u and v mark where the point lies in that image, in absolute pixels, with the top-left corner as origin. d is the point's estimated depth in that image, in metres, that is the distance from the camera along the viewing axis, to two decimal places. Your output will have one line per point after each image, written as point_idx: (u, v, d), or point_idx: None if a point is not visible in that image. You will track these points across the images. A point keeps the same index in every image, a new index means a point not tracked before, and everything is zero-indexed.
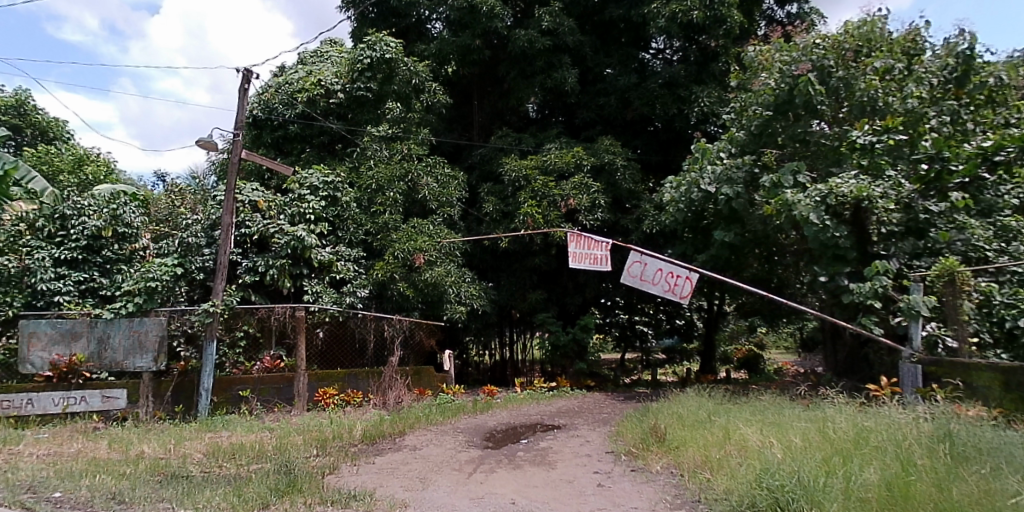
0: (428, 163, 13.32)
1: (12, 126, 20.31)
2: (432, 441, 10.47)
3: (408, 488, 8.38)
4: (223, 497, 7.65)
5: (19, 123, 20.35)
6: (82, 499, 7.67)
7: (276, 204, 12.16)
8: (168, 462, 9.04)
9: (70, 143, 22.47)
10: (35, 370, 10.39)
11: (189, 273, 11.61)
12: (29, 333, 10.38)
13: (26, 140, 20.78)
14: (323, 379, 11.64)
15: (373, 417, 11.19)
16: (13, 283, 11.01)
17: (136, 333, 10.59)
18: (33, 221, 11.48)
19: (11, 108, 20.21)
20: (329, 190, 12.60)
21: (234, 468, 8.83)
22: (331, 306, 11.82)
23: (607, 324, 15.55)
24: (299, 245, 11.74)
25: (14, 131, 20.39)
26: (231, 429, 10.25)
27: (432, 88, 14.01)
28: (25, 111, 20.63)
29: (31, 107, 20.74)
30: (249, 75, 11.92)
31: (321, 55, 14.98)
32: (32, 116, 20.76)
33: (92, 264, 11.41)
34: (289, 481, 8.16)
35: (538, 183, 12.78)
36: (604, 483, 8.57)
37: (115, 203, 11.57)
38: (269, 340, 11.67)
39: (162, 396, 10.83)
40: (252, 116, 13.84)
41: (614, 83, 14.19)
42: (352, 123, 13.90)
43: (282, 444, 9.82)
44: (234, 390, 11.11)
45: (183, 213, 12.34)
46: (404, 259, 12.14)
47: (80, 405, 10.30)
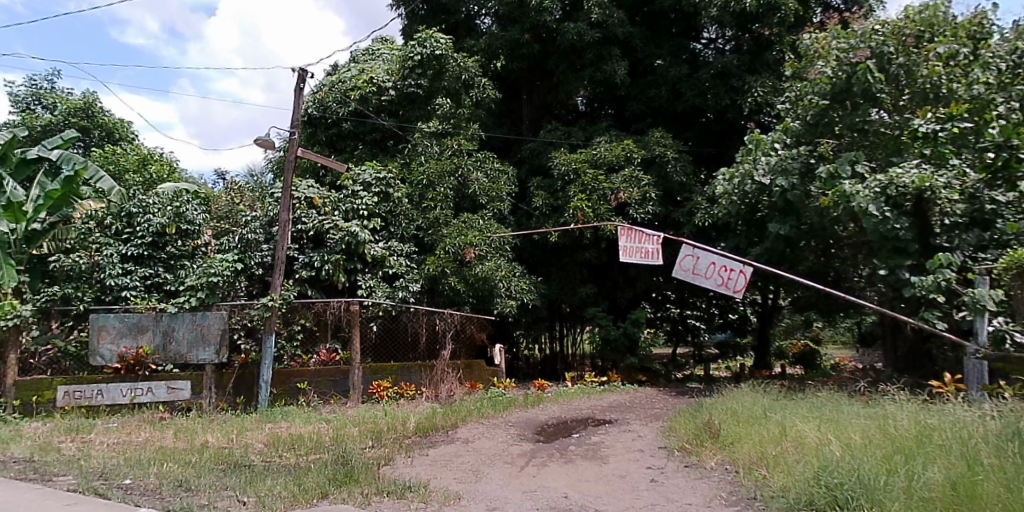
0: (478, 158, 13.41)
1: (81, 127, 21.17)
2: (484, 434, 10.55)
3: (462, 480, 8.48)
4: (284, 486, 7.88)
5: (87, 124, 21.18)
6: (151, 486, 7.99)
7: (331, 200, 12.41)
8: (231, 451, 9.34)
9: (136, 143, 23.32)
10: (104, 362, 10.80)
11: (249, 268, 11.92)
12: (98, 327, 10.80)
13: (94, 141, 21.61)
14: (377, 371, 11.84)
15: (426, 410, 11.34)
16: (85, 277, 11.63)
17: (199, 327, 10.94)
18: (102, 219, 12.02)
19: (80, 110, 21.08)
20: (382, 186, 12.77)
21: (293, 458, 9.07)
22: (384, 300, 12.01)
23: (658, 319, 15.42)
24: (353, 241, 11.96)
25: (84, 133, 21.26)
26: (290, 421, 10.53)
27: (481, 83, 14.04)
28: (93, 113, 21.46)
29: (99, 109, 21.59)
30: (304, 75, 12.20)
31: (372, 53, 15.19)
32: (99, 118, 21.57)
33: (157, 260, 11.81)
34: (346, 471, 8.36)
35: (589, 177, 12.72)
36: (657, 478, 8.53)
37: (178, 201, 12.00)
38: (325, 334, 11.91)
39: (223, 387, 11.16)
40: (307, 115, 14.15)
41: (665, 75, 14.07)
42: (405, 119, 14.12)
43: (339, 435, 10.05)
44: (292, 382, 11.38)
45: (242, 210, 12.63)
46: (455, 254, 12.30)
47: (147, 396, 10.72)
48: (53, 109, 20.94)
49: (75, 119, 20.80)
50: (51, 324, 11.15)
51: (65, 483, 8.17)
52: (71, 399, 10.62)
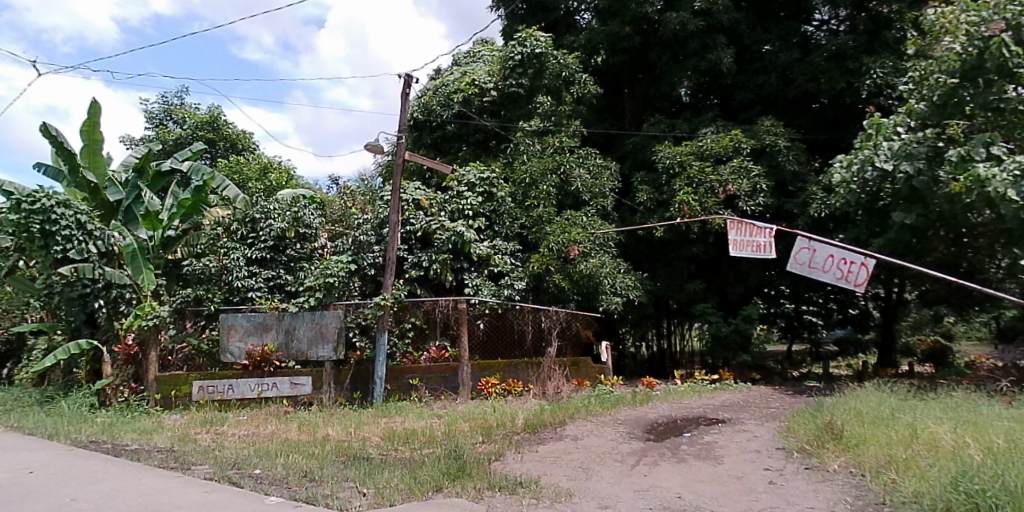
0: (580, 154, 13.35)
1: (208, 140, 22.59)
2: (593, 431, 10.48)
3: (572, 477, 8.47)
4: (401, 478, 8.14)
5: (213, 136, 22.58)
6: (279, 476, 8.45)
7: (437, 202, 12.70)
8: (350, 444, 9.74)
9: (257, 152, 24.70)
10: (234, 359, 11.47)
11: (362, 269, 12.35)
12: (228, 326, 11.48)
13: (220, 152, 22.97)
14: (485, 368, 11.98)
15: (534, 406, 11.41)
16: (214, 280, 12.35)
17: (318, 325, 11.53)
18: (229, 224, 12.72)
19: (207, 123, 22.54)
20: (486, 186, 13.02)
21: (408, 452, 9.35)
22: (491, 298, 12.18)
23: (772, 315, 14.84)
24: (459, 241, 12.19)
25: (210, 145, 22.70)
26: (404, 415, 10.88)
27: (582, 79, 13.97)
28: (218, 126, 22.86)
29: (223, 122, 23.00)
30: (409, 80, 12.54)
31: (474, 55, 15.51)
32: (224, 130, 22.97)
33: (279, 263, 12.48)
34: (460, 466, 8.52)
35: (694, 169, 12.43)
36: (776, 480, 8.18)
37: (297, 206, 12.65)
38: (434, 332, 12.19)
39: (342, 383, 11.65)
40: (414, 119, 14.67)
41: (774, 60, 13.54)
42: (505, 120, 14.20)
43: (450, 430, 10.28)
44: (405, 379, 11.73)
45: (355, 213, 13.15)
46: (559, 251, 12.27)
47: (272, 391, 11.35)
48: (184, 124, 22.46)
49: (203, 133, 22.26)
50: (186, 324, 11.95)
51: (203, 471, 8.78)
52: (205, 394, 11.30)
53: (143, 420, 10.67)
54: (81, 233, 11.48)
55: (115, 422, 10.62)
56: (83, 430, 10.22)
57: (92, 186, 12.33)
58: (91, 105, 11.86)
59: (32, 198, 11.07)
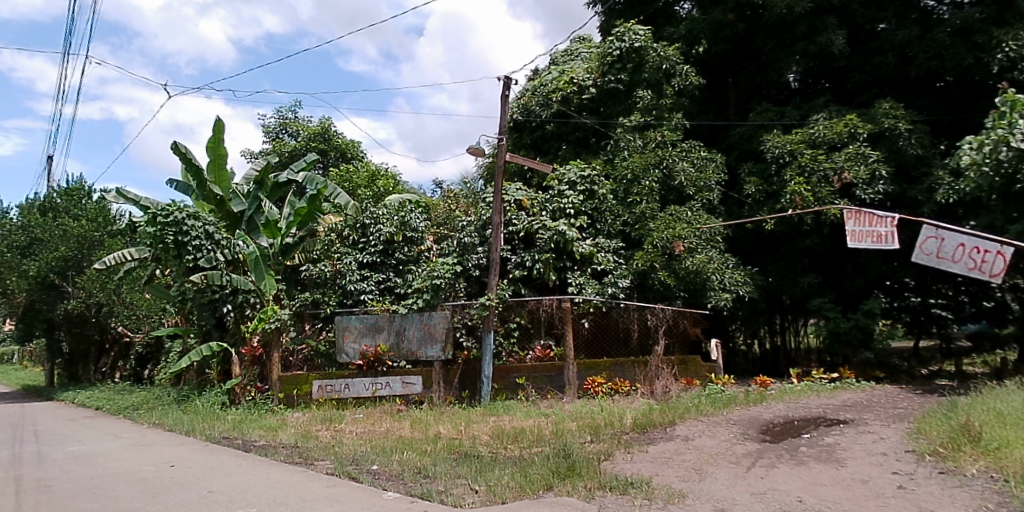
0: (683, 147, 13.07)
1: (321, 150, 23.70)
2: (704, 432, 10.20)
3: (684, 478, 8.28)
4: (511, 476, 8.23)
5: (325, 146, 23.66)
6: (394, 472, 8.73)
7: (538, 201, 12.81)
8: (460, 442, 9.93)
9: (365, 160, 25.68)
10: (349, 359, 11.94)
11: (466, 270, 12.60)
12: (343, 327, 11.97)
13: (331, 162, 24.04)
14: (591, 367, 11.83)
15: (642, 406, 11.23)
16: (329, 284, 12.85)
17: (426, 326, 11.83)
18: (341, 231, 13.27)
19: (318, 135, 23.64)
20: (588, 184, 12.93)
21: (517, 450, 9.43)
22: (595, 297, 12.06)
23: (896, 309, 13.98)
24: (561, 240, 12.19)
25: (322, 155, 23.80)
26: (511, 414, 10.97)
27: (683, 70, 13.63)
28: (329, 137, 23.93)
29: (333, 133, 24.08)
30: (508, 82, 12.60)
31: (571, 54, 15.67)
32: (335, 140, 23.99)
33: (388, 266, 12.89)
34: (569, 465, 8.50)
35: (806, 157, 11.91)
36: (906, 485, 7.68)
37: (403, 211, 13.00)
38: (540, 331, 12.11)
39: (450, 382, 11.90)
40: (513, 121, 15.10)
41: (891, 39, 12.76)
42: (605, 116, 14.20)
43: (558, 429, 10.28)
44: (511, 377, 11.83)
45: (459, 215, 13.37)
46: (664, 248, 12.06)
47: (386, 390, 11.77)
48: (299, 136, 23.71)
49: (315, 144, 23.37)
50: (305, 326, 12.59)
51: (324, 466, 9.21)
52: (324, 392, 11.88)
53: (269, 417, 11.31)
54: (209, 243, 12.31)
55: (244, 419, 11.32)
56: (216, 427, 10.94)
57: (218, 199, 13.25)
58: (215, 122, 12.61)
59: (166, 211, 11.99)
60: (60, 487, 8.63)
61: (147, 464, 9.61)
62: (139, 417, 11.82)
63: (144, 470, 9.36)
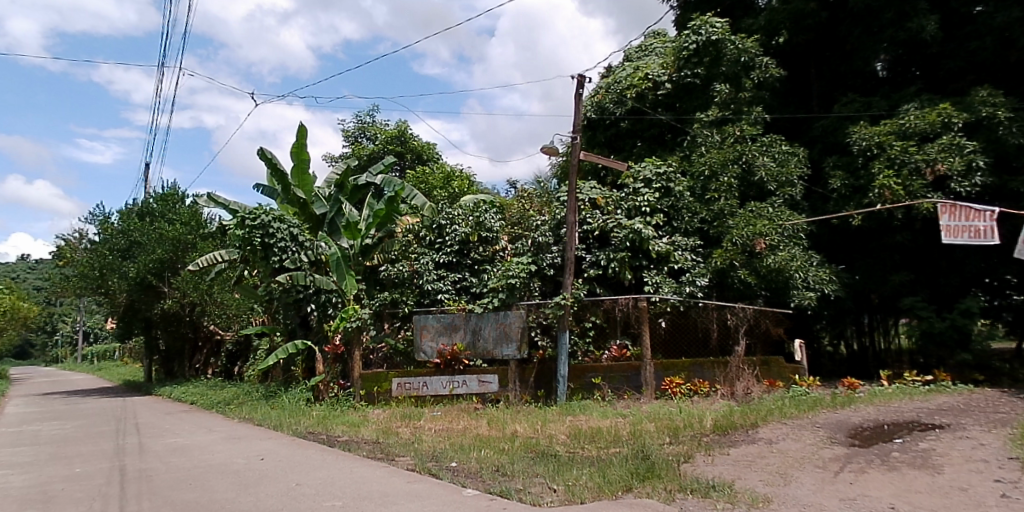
0: (764, 142, 12.72)
1: (397, 153, 24.21)
2: (789, 435, 9.87)
3: (769, 482, 8.03)
4: (589, 477, 8.19)
5: (402, 149, 24.16)
6: (473, 469, 8.83)
7: (613, 199, 12.74)
8: (538, 441, 9.95)
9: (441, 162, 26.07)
10: (427, 358, 12.17)
11: (541, 269, 12.54)
12: (421, 326, 12.20)
13: (408, 164, 24.53)
14: (670, 368, 11.62)
15: (722, 408, 10.99)
16: (407, 284, 13.01)
17: (502, 325, 11.95)
18: (418, 232, 13.55)
19: (396, 138, 24.15)
20: (663, 181, 12.77)
21: (595, 450, 9.37)
22: (672, 296, 11.84)
23: (995, 309, 13.26)
24: (637, 238, 12.05)
25: (399, 157, 24.28)
26: (588, 414, 10.90)
27: (763, 63, 13.25)
28: (405, 139, 24.39)
29: (409, 135, 24.52)
30: (582, 80, 12.54)
31: (645, 49, 15.52)
32: (410, 143, 24.43)
33: (464, 266, 13.02)
34: (648, 466, 8.41)
35: (896, 149, 11.39)
36: (1011, 494, 7.24)
37: (478, 211, 13.19)
38: (615, 330, 12.13)
39: (526, 381, 11.88)
40: (587, 118, 15.12)
41: (989, 23, 12.02)
42: (681, 112, 14.10)
43: (637, 430, 10.18)
44: (587, 378, 11.71)
45: (533, 214, 13.29)
46: (744, 245, 11.80)
47: (462, 388, 11.90)
48: (377, 140, 24.30)
49: (393, 146, 23.89)
50: (385, 325, 12.91)
51: (405, 463, 9.40)
52: (403, 390, 12.14)
53: (350, 413, 11.63)
54: (294, 244, 12.76)
55: (328, 415, 11.70)
56: (301, 422, 11.33)
57: (301, 202, 13.69)
58: (298, 128, 13.06)
59: (253, 215, 12.56)
60: (161, 477, 9.11)
61: (238, 457, 10.04)
62: (230, 412, 12.37)
63: (236, 462, 9.78)
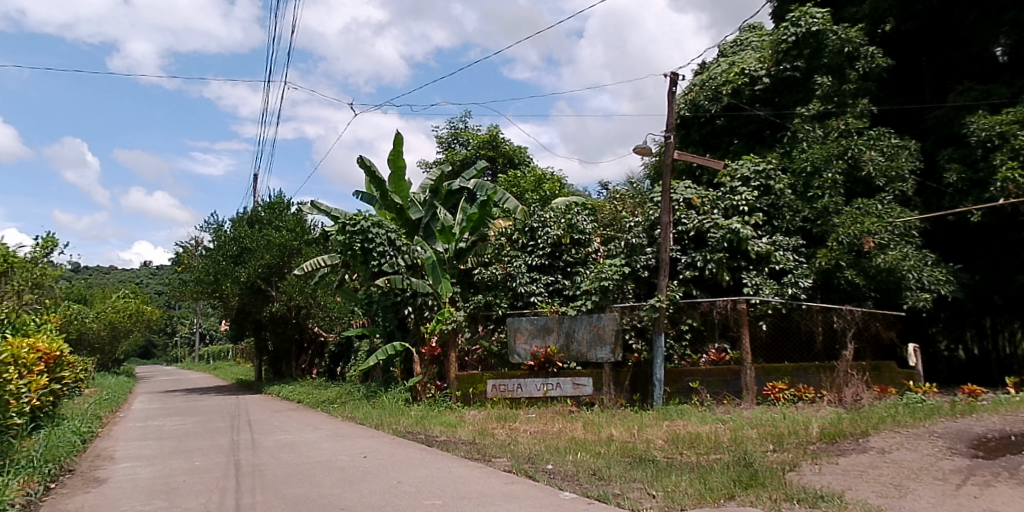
0: (870, 135, 12.18)
1: (489, 157, 24.53)
2: (904, 444, 9.30)
3: (882, 494, 7.59)
4: (689, 483, 8.00)
5: (493, 154, 24.46)
6: (570, 472, 8.81)
7: (709, 199, 12.44)
8: (635, 445, 9.81)
9: (532, 166, 26.23)
10: (521, 360, 12.24)
11: (635, 271, 12.42)
12: (514, 328, 12.31)
13: (500, 168, 24.81)
14: (772, 372, 11.21)
15: (830, 414, 10.51)
16: (501, 286, 13.22)
17: (596, 327, 11.84)
18: (510, 235, 13.66)
19: (487, 143, 24.47)
20: (762, 179, 12.48)
21: (694, 456, 9.15)
22: (773, 298, 11.45)
23: None
24: (734, 238, 11.78)
25: (491, 162, 24.58)
26: (686, 419, 10.64)
27: (869, 52, 12.72)
28: (497, 144, 24.68)
29: (500, 139, 24.80)
30: (676, 78, 12.28)
31: (741, 43, 15.20)
32: (502, 147, 24.69)
33: (557, 268, 13.05)
34: (751, 474, 8.12)
35: (1021, 139, 10.58)
36: None
37: (570, 213, 13.17)
38: (713, 333, 11.83)
39: (621, 384, 11.73)
40: (682, 117, 14.85)
41: None
42: (781, 107, 13.67)
43: (738, 436, 9.87)
44: (685, 381, 11.45)
45: (625, 215, 13.00)
46: (851, 244, 11.29)
47: (557, 391, 11.86)
48: (469, 145, 24.73)
49: (484, 151, 24.25)
50: (478, 327, 12.90)
51: (502, 463, 9.50)
52: (498, 391, 12.27)
53: (447, 414, 11.86)
54: (392, 249, 13.21)
55: (425, 415, 11.98)
56: (400, 422, 11.65)
57: (399, 207, 14.10)
58: (394, 136, 13.44)
59: (354, 221, 13.04)
60: (272, 472, 9.58)
61: (343, 454, 10.40)
62: (334, 411, 12.88)
63: (340, 459, 10.15)
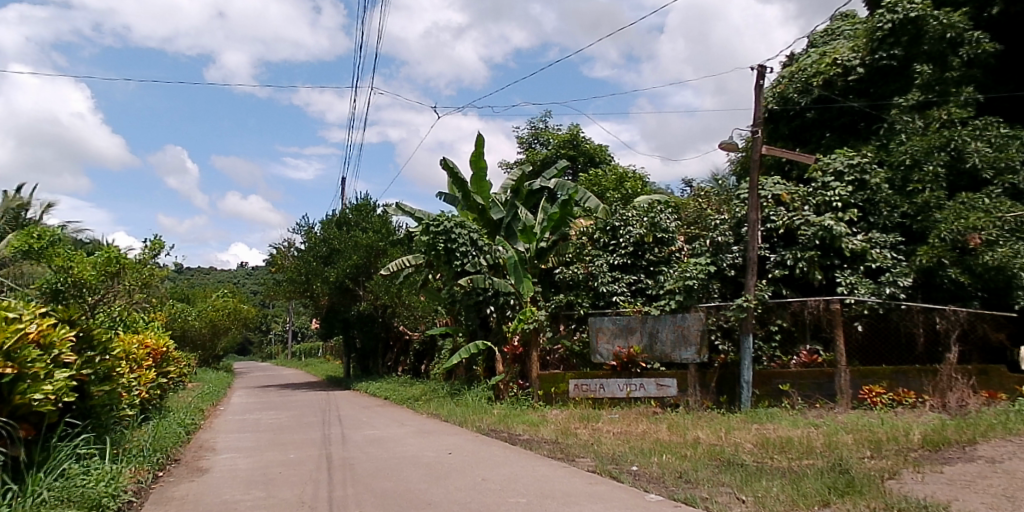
0: (976, 125, 11.58)
1: (570, 156, 24.48)
2: (1016, 454, 8.68)
3: (993, 506, 7.10)
4: (781, 489, 7.73)
5: (574, 153, 24.39)
6: (655, 475, 8.67)
7: (800, 195, 11.99)
8: (722, 449, 9.57)
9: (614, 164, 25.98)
10: (603, 360, 12.15)
11: (721, 270, 12.10)
12: (596, 328, 12.21)
13: (580, 167, 24.72)
14: (868, 375, 10.70)
15: (932, 420, 9.93)
16: (582, 286, 13.18)
17: (680, 328, 11.63)
18: (592, 234, 13.65)
19: (568, 142, 24.44)
20: (856, 174, 11.95)
21: (786, 461, 8.84)
22: (869, 297, 10.99)
23: None
24: (828, 235, 11.32)
25: (572, 160, 24.51)
26: (776, 422, 10.30)
27: (973, 37, 12.10)
28: (577, 143, 24.61)
29: (581, 138, 24.71)
30: (763, 71, 11.93)
31: (832, 33, 14.72)
32: (583, 146, 24.59)
33: (639, 267, 12.92)
34: (848, 481, 7.76)
35: None
36: None
37: (653, 211, 13.00)
38: (804, 334, 11.41)
39: (707, 386, 11.45)
40: (769, 111, 14.56)
41: None
42: (876, 98, 13.10)
43: (832, 442, 9.46)
44: (774, 384, 11.12)
45: (710, 213, 12.80)
46: (955, 241, 10.70)
47: (640, 391, 11.72)
48: (550, 145, 24.78)
49: (565, 150, 24.23)
50: (560, 327, 12.98)
51: (586, 464, 9.47)
52: (580, 391, 12.21)
53: (530, 412, 11.92)
54: (474, 249, 13.38)
55: (508, 413, 12.08)
56: (484, 420, 11.79)
57: (480, 207, 14.24)
58: (476, 137, 13.62)
59: (437, 221, 13.28)
60: (361, 466, 9.86)
61: (429, 450, 10.61)
62: (419, 408, 13.18)
63: (427, 455, 10.36)
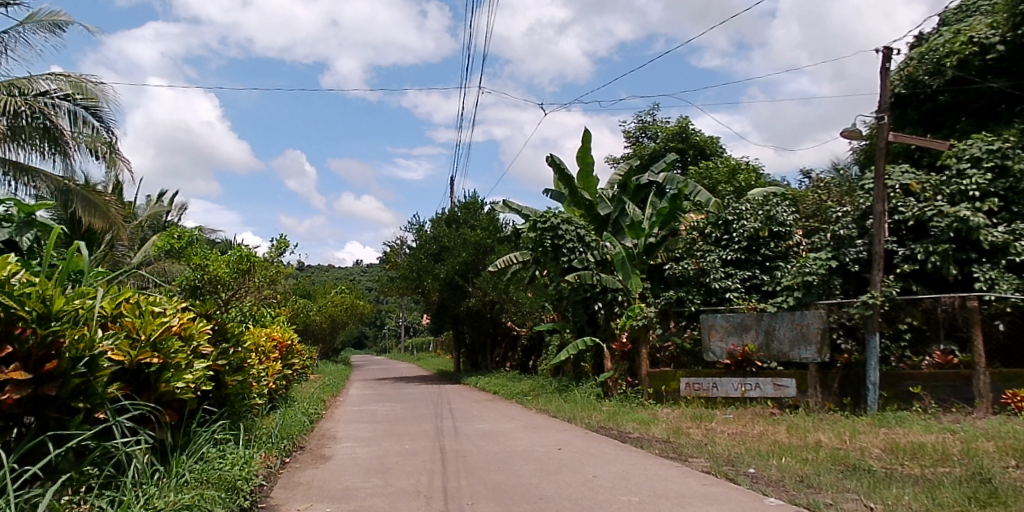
0: None
1: (679, 150, 24.03)
2: None
3: None
4: (913, 497, 7.21)
5: (683, 145, 23.93)
6: (775, 478, 8.35)
7: (931, 184, 11.24)
8: (847, 453, 9.10)
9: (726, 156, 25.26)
10: (716, 358, 11.85)
11: (844, 265, 11.55)
12: (708, 326, 11.92)
13: (690, 159, 24.22)
14: (1012, 378, 9.86)
15: None
16: (693, 282, 12.90)
17: (799, 325, 11.13)
18: (703, 229, 13.38)
19: (677, 135, 24.00)
20: (997, 159, 11.04)
21: (918, 468, 8.29)
22: (1012, 294, 10.15)
23: None
24: (964, 226, 10.49)
25: (681, 154, 24.05)
26: (907, 427, 9.66)
27: None
28: (687, 135, 24.13)
29: (691, 131, 24.16)
30: (889, 53, 11.22)
31: (967, 9, 13.69)
32: (692, 138, 24.08)
33: (754, 263, 12.51)
34: (990, 492, 7.17)
35: None
36: None
37: (769, 204, 12.55)
38: (937, 333, 10.70)
39: (829, 388, 10.92)
40: (896, 95, 13.77)
41: None
42: (1019, 77, 12.15)
43: (970, 449, 8.77)
44: (904, 386, 10.47)
45: (831, 206, 12.25)
46: None
47: (756, 391, 11.34)
48: (658, 138, 24.42)
49: (674, 143, 23.75)
50: (670, 324, 12.76)
51: (699, 464, 9.26)
52: (692, 390, 11.95)
53: (640, 410, 11.81)
54: (581, 245, 13.38)
55: (617, 411, 12.01)
56: (593, 416, 11.78)
57: (588, 203, 14.14)
58: (583, 132, 13.56)
59: (545, 218, 13.35)
60: (474, 458, 10.09)
61: (539, 445, 10.72)
62: (528, 403, 13.35)
63: (537, 449, 10.47)
